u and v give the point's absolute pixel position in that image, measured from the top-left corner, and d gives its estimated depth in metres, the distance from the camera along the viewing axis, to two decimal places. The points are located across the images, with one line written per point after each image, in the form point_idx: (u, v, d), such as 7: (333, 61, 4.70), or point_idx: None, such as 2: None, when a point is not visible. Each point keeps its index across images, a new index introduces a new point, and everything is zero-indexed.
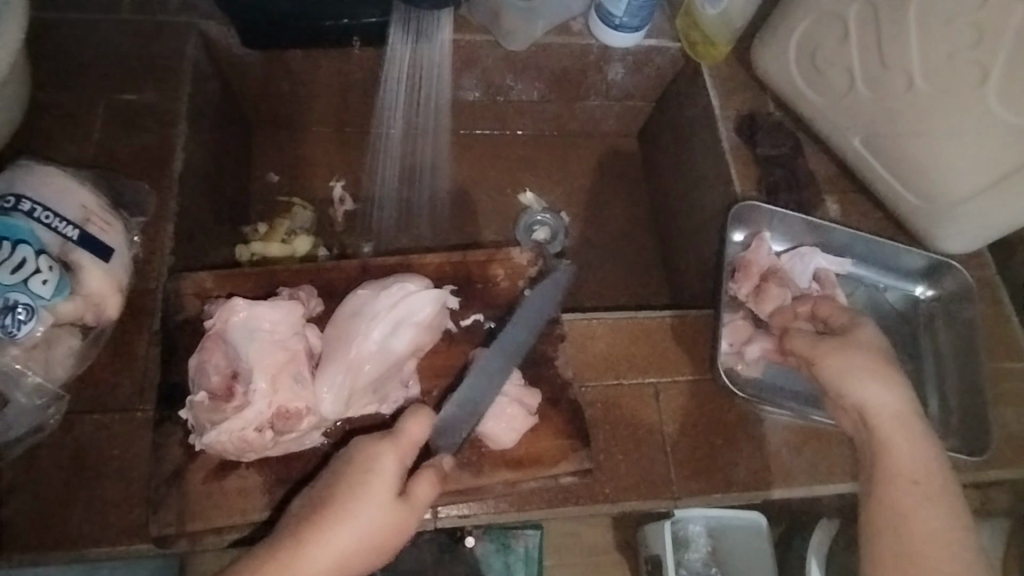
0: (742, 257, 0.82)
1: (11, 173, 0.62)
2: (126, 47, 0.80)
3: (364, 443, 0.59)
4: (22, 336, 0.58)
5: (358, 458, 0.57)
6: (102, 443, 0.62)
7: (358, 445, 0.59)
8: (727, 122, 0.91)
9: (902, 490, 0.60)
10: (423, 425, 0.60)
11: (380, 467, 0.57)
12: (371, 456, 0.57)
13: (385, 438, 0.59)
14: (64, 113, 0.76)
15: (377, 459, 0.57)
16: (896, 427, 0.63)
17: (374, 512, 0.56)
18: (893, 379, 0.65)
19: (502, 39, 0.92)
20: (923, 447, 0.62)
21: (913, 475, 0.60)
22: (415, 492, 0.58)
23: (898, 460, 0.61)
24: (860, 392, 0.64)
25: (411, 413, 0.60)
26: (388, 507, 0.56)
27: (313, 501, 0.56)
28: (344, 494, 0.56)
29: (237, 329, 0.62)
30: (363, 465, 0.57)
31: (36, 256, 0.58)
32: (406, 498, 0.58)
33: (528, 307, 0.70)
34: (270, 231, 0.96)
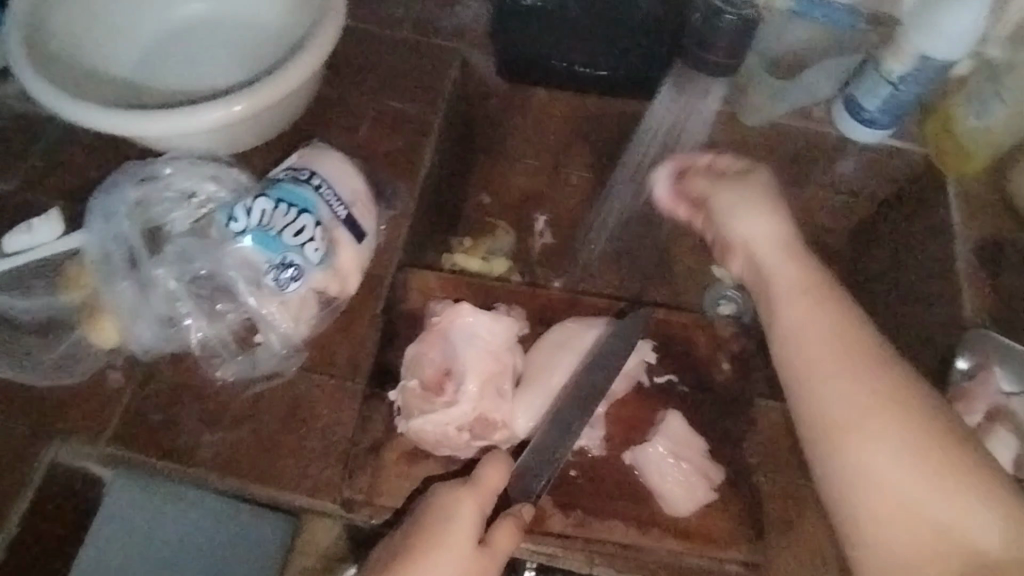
0: (967, 387, 0.76)
1: (310, 151, 0.71)
2: (406, 61, 0.90)
3: (442, 489, 0.60)
4: (288, 293, 0.66)
5: (433, 503, 0.59)
6: (315, 403, 0.67)
7: (436, 492, 0.60)
8: (969, 240, 0.85)
9: (833, 410, 0.53)
10: (500, 471, 0.61)
11: (457, 515, 0.58)
12: (449, 504, 0.58)
13: (464, 485, 0.60)
14: (345, 106, 0.85)
15: (455, 506, 0.58)
16: (832, 362, 0.55)
17: (451, 559, 0.56)
18: (773, 231, 0.65)
19: (742, 112, 0.98)
20: (863, 377, 0.53)
21: (853, 393, 0.53)
22: (496, 539, 0.58)
23: (848, 367, 0.54)
24: (797, 317, 0.58)
25: (489, 460, 0.61)
26: (469, 554, 0.57)
27: (396, 542, 0.58)
28: (422, 539, 0.57)
29: (458, 330, 0.66)
30: (441, 514, 0.58)
31: (313, 226, 0.65)
32: (485, 546, 0.58)
33: (602, 354, 0.68)
34: (472, 246, 0.95)
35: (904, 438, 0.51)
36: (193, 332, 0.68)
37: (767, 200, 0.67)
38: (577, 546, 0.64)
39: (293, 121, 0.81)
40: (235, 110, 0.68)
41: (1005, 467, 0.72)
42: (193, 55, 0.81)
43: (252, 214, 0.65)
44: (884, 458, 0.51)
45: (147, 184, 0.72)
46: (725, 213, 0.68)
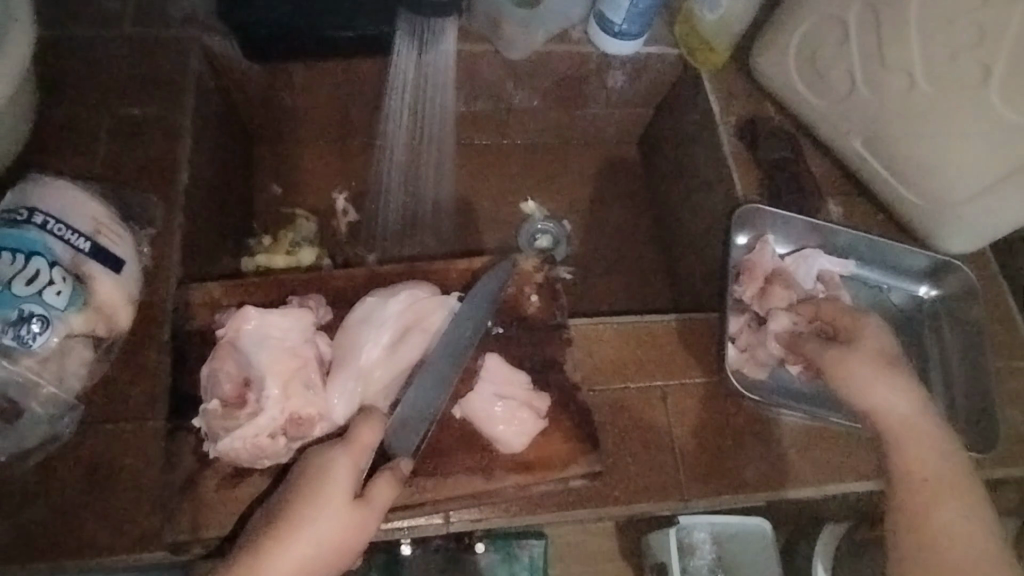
0: (746, 259, 0.83)
1: (25, 186, 0.63)
2: (129, 61, 0.81)
3: (316, 452, 0.59)
4: (36, 347, 0.58)
5: (308, 466, 0.58)
6: (115, 453, 0.62)
7: (313, 454, 0.59)
8: (728, 127, 0.92)
9: (893, 416, 0.63)
10: (375, 428, 0.60)
11: (331, 473, 0.57)
12: (324, 464, 0.58)
13: (337, 444, 0.59)
14: (71, 127, 0.77)
15: (330, 466, 0.58)
16: (926, 434, 0.62)
17: (328, 516, 0.56)
18: (885, 346, 0.67)
19: (502, 47, 0.94)
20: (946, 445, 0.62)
21: (939, 458, 0.61)
22: (373, 494, 0.58)
23: (919, 441, 0.62)
24: (875, 396, 0.64)
25: (363, 419, 0.61)
26: (343, 510, 0.57)
27: (273, 509, 0.57)
28: (298, 503, 0.56)
29: (249, 338, 0.63)
30: (314, 474, 0.58)
31: (49, 268, 0.59)
32: (361, 500, 0.58)
33: (469, 307, 0.69)
34: (275, 243, 0.97)
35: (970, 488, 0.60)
36: None
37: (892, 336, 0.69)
38: (428, 509, 0.65)
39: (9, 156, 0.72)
40: None
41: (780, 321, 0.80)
42: None
43: None
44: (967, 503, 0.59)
45: None
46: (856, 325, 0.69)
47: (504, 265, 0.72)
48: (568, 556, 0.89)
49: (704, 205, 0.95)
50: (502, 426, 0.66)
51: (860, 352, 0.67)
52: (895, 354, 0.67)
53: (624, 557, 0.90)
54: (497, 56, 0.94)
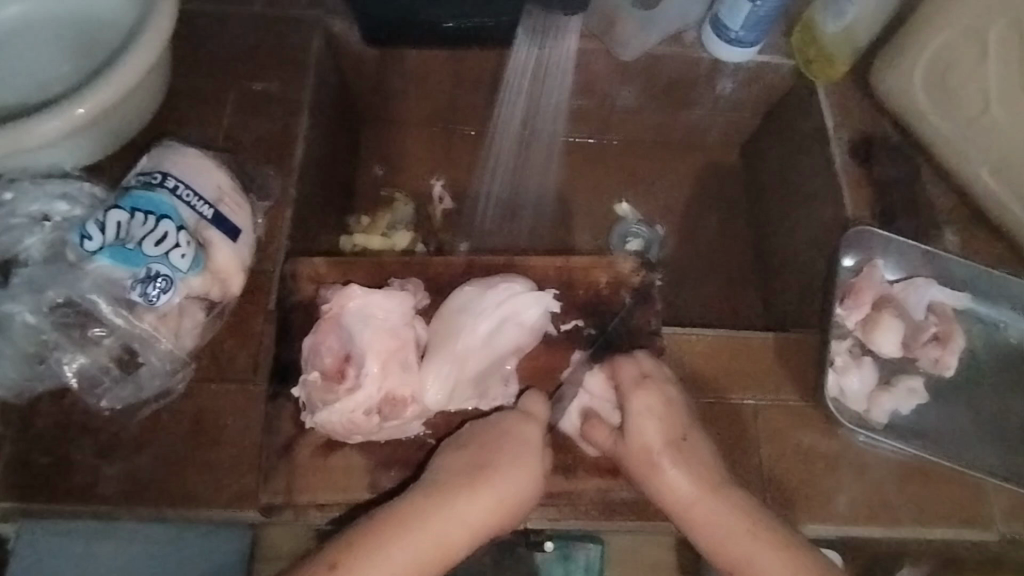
0: (853, 282, 0.79)
1: (159, 152, 0.67)
2: (253, 38, 0.84)
3: (506, 417, 0.64)
4: (160, 304, 0.62)
5: (495, 430, 0.63)
6: (218, 412, 0.65)
7: (502, 420, 0.64)
8: (841, 143, 0.88)
9: (673, 502, 0.63)
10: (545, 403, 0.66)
11: (529, 440, 0.63)
12: (520, 430, 0.63)
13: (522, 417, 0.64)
14: (199, 97, 0.80)
15: (525, 432, 0.63)
16: (694, 503, 0.62)
17: (522, 478, 0.61)
18: (664, 432, 0.64)
19: (614, 46, 0.93)
20: (729, 506, 0.61)
21: (719, 520, 0.61)
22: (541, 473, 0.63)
23: (702, 515, 0.62)
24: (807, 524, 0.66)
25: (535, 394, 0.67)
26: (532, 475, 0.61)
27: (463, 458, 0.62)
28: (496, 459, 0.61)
29: (352, 314, 0.65)
30: (506, 439, 0.62)
31: (177, 231, 0.62)
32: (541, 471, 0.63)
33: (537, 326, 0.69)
34: (372, 225, 0.99)
35: (745, 548, 0.60)
36: (66, 365, 0.63)
37: (666, 407, 0.65)
38: None
39: (143, 121, 0.76)
40: (75, 118, 0.63)
41: (884, 351, 0.76)
42: (12, 56, 0.73)
43: (107, 229, 0.61)
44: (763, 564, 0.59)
45: None
46: (628, 410, 0.65)
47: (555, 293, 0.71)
48: None
49: (806, 222, 0.92)
50: (574, 419, 0.67)
51: (631, 453, 0.64)
52: (684, 424, 0.65)
53: None
54: (608, 54, 0.94)
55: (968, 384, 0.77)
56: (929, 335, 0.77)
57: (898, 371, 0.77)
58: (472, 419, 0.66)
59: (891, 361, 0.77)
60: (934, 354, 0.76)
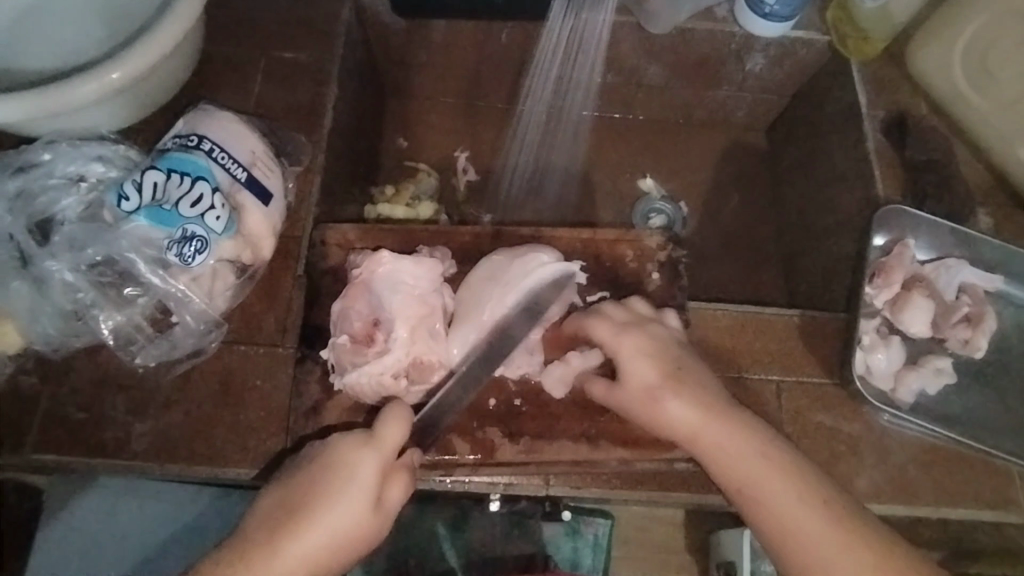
0: (883, 261, 0.77)
1: (194, 115, 0.67)
2: (284, 6, 0.84)
3: (341, 445, 0.56)
4: (195, 266, 0.63)
5: (336, 462, 0.55)
6: (246, 373, 0.66)
7: (337, 446, 0.56)
8: (873, 121, 0.86)
9: (688, 442, 0.60)
10: (400, 427, 0.58)
11: (354, 469, 0.55)
12: (350, 463, 0.55)
13: (365, 441, 0.57)
14: (231, 64, 0.80)
15: (347, 461, 0.56)
16: (714, 449, 0.59)
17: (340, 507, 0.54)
18: (664, 366, 0.62)
19: (644, 21, 0.91)
20: (751, 444, 0.59)
21: (740, 466, 0.58)
22: (389, 495, 0.56)
23: (722, 454, 0.59)
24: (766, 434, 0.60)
25: (388, 418, 0.58)
26: (361, 506, 0.54)
27: (282, 503, 0.54)
28: (320, 496, 0.54)
29: (381, 280, 0.65)
30: (340, 470, 0.55)
31: (212, 193, 0.62)
32: (381, 504, 0.56)
33: (558, 301, 0.69)
34: (397, 194, 0.99)
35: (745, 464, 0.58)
36: (102, 323, 0.65)
37: (651, 343, 0.63)
38: (531, 470, 0.65)
39: (176, 86, 0.76)
40: (109, 83, 0.63)
41: (913, 332, 0.75)
42: (48, 19, 0.73)
43: (143, 190, 0.62)
44: (777, 494, 0.56)
45: (27, 173, 0.66)
46: (619, 350, 0.63)
47: (577, 268, 0.70)
48: (632, 541, 0.88)
49: (834, 201, 0.91)
50: None
51: (631, 391, 0.62)
52: (675, 355, 0.63)
53: (691, 549, 0.88)
54: (638, 30, 0.93)
55: (996, 367, 0.76)
56: (961, 316, 0.75)
57: (926, 352, 0.76)
58: (497, 389, 0.67)
59: (918, 342, 0.76)
60: (963, 335, 0.75)
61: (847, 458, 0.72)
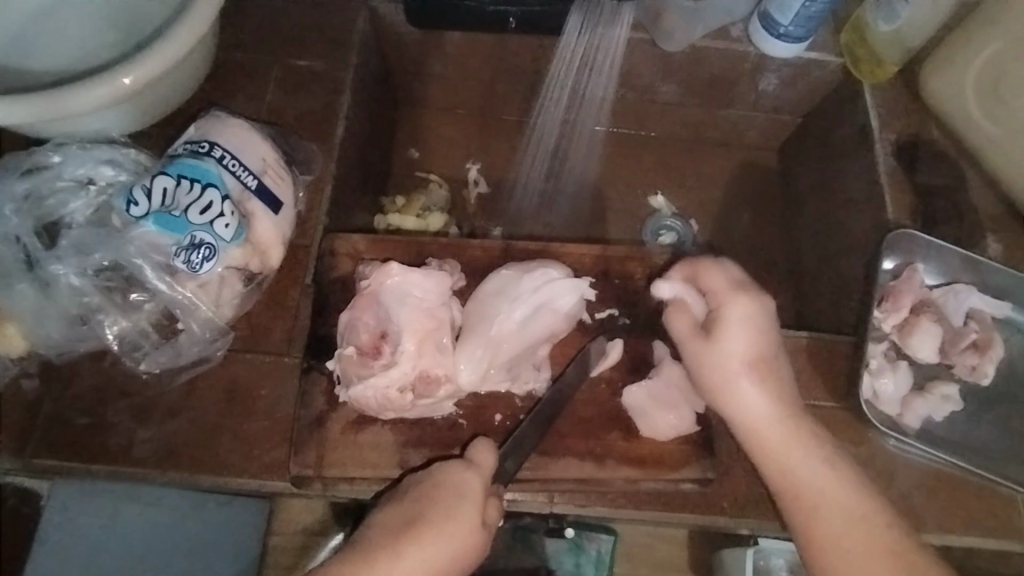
0: (892, 286, 0.77)
1: (206, 122, 0.67)
2: (299, 15, 0.84)
3: (445, 471, 0.60)
4: (202, 273, 0.63)
5: (448, 486, 0.58)
6: (251, 382, 0.66)
7: (443, 472, 0.60)
8: (885, 145, 0.86)
9: (758, 422, 0.61)
10: (491, 452, 0.62)
11: (465, 491, 0.58)
12: (457, 485, 0.58)
13: (467, 466, 0.60)
14: (245, 71, 0.81)
15: (459, 483, 0.59)
16: (784, 445, 0.60)
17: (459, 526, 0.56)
18: (761, 347, 0.62)
19: (658, 38, 0.91)
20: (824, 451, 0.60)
21: (807, 466, 0.60)
22: (489, 516, 0.59)
23: (795, 450, 0.60)
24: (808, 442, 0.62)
25: (479, 445, 0.62)
26: (474, 527, 0.57)
27: (399, 521, 0.56)
28: (437, 512, 0.56)
29: (389, 292, 0.65)
30: (451, 490, 0.58)
31: (222, 200, 0.62)
32: (484, 524, 0.58)
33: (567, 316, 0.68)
34: (408, 204, 1.00)
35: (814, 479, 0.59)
36: (107, 328, 0.65)
37: (763, 321, 0.62)
38: (536, 487, 0.65)
39: (189, 92, 0.76)
40: (121, 86, 0.63)
41: (920, 357, 0.75)
42: (63, 22, 0.74)
43: (152, 196, 0.62)
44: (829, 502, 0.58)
45: (35, 175, 0.66)
46: (726, 313, 0.62)
47: (586, 282, 0.69)
48: None
49: (845, 223, 0.90)
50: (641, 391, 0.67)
51: (713, 362, 0.62)
52: (776, 346, 0.62)
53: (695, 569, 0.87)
54: (652, 47, 0.93)
55: (1006, 395, 0.76)
56: (968, 342, 0.75)
57: (932, 377, 0.76)
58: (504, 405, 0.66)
59: (925, 366, 0.76)
60: (969, 361, 0.75)
61: None
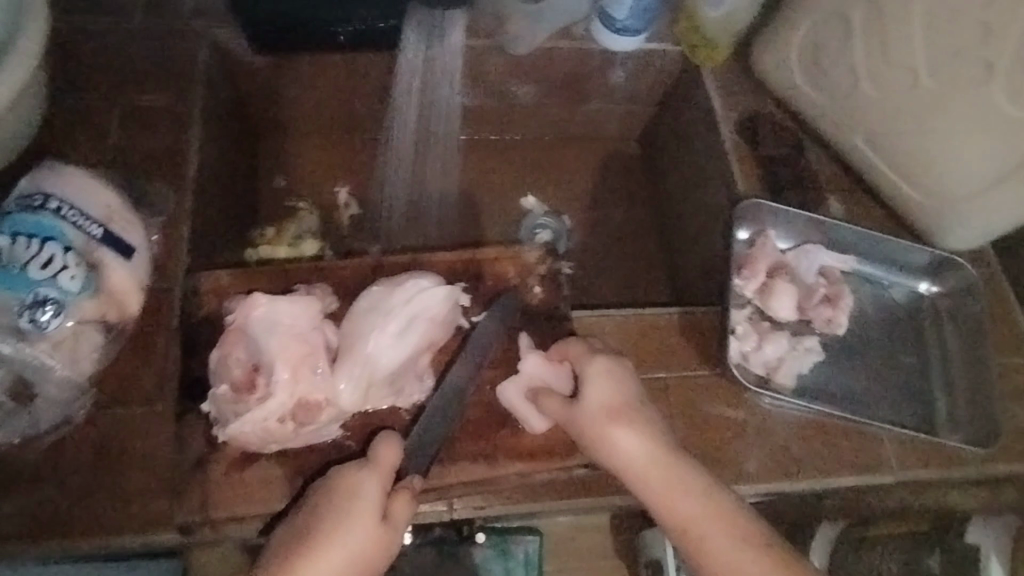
0: (748, 254, 0.83)
1: (39, 173, 0.64)
2: (137, 53, 0.82)
3: (342, 471, 0.60)
4: (51, 330, 0.60)
5: (344, 487, 0.59)
6: (123, 437, 0.64)
7: (340, 473, 0.60)
8: (729, 123, 0.92)
9: (634, 464, 0.63)
10: (394, 448, 0.61)
11: (360, 492, 0.59)
12: (351, 484, 0.59)
13: (363, 464, 0.60)
14: (81, 115, 0.77)
15: (356, 486, 0.59)
16: (662, 473, 0.62)
17: (352, 531, 0.57)
18: (620, 395, 0.65)
19: (506, 44, 0.95)
20: (688, 479, 0.62)
21: (683, 506, 0.61)
22: (394, 512, 0.59)
23: (654, 487, 0.62)
24: (615, 443, 0.63)
25: (383, 439, 0.62)
26: (368, 529, 0.58)
27: (295, 531, 0.58)
28: (326, 520, 0.58)
29: (259, 323, 0.64)
30: (344, 493, 0.59)
31: (64, 253, 0.60)
32: (384, 519, 0.59)
33: (434, 324, 0.69)
34: (278, 235, 0.96)
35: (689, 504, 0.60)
36: None
37: (620, 371, 0.66)
38: (430, 495, 0.66)
39: (21, 143, 0.73)
40: None
41: (782, 316, 0.81)
42: None
43: None
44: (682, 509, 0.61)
45: None
46: (585, 368, 0.66)
47: (452, 289, 0.70)
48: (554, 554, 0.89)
49: (702, 201, 0.96)
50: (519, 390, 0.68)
51: (590, 411, 0.64)
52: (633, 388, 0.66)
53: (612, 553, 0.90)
54: (501, 52, 0.96)
55: (857, 342, 0.83)
56: (820, 297, 0.82)
57: (797, 333, 0.81)
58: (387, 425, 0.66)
59: (787, 325, 0.81)
60: (826, 314, 0.81)
61: (736, 441, 0.76)
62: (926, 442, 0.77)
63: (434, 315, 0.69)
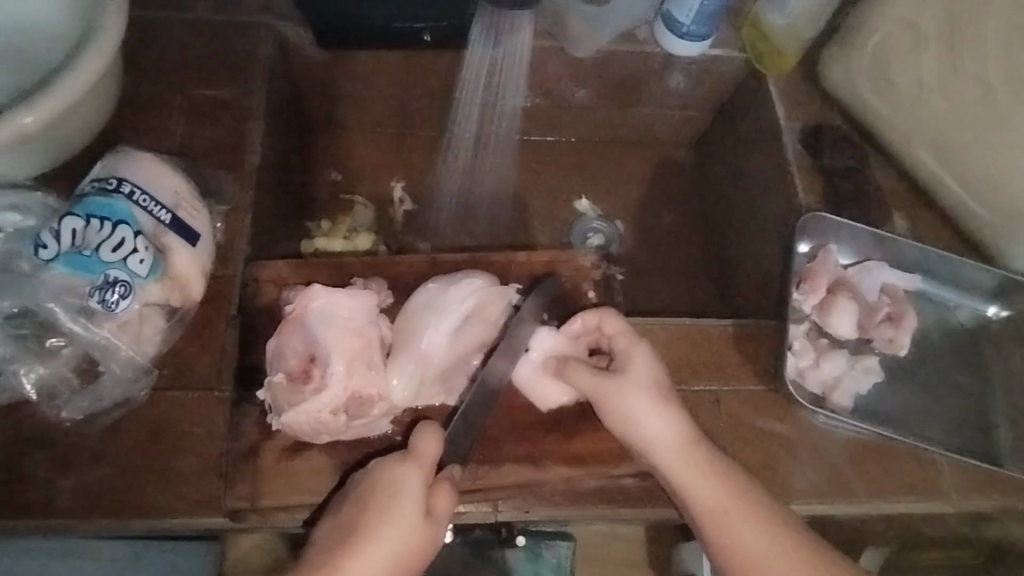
0: (808, 268, 0.80)
1: (112, 158, 0.66)
2: (205, 45, 0.83)
3: (385, 466, 0.60)
4: (120, 312, 0.62)
5: (387, 482, 0.59)
6: (178, 420, 0.65)
7: (382, 468, 0.60)
8: (792, 132, 0.90)
9: (660, 442, 0.63)
10: (435, 441, 0.61)
11: (404, 488, 0.58)
12: (395, 480, 0.59)
13: (405, 458, 0.60)
14: (150, 104, 0.79)
15: (399, 482, 0.59)
16: (687, 450, 0.63)
17: (397, 527, 0.57)
18: (660, 376, 0.65)
19: (567, 45, 0.94)
20: (710, 465, 0.63)
21: (712, 486, 0.62)
22: (437, 507, 0.59)
23: (687, 473, 0.62)
24: (648, 419, 0.64)
25: (422, 431, 0.61)
26: (412, 525, 0.58)
27: (338, 526, 0.58)
28: (370, 515, 0.57)
29: (316, 315, 0.65)
30: (388, 489, 0.58)
31: (134, 236, 0.61)
32: (428, 514, 0.59)
33: (488, 324, 0.69)
34: (334, 227, 0.99)
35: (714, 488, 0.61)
36: (23, 377, 0.62)
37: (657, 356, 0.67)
38: (477, 496, 0.65)
39: (94, 130, 0.75)
40: (19, 127, 0.61)
41: (840, 334, 0.79)
42: None
43: (61, 237, 0.61)
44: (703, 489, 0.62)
45: None
46: (623, 353, 0.66)
47: (507, 291, 0.70)
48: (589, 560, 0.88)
49: (759, 212, 0.94)
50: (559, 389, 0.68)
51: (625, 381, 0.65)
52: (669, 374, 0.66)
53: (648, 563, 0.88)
54: (562, 54, 0.95)
55: (918, 364, 0.80)
56: (883, 315, 0.79)
57: (856, 352, 0.79)
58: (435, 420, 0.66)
59: (846, 342, 0.79)
60: (887, 334, 0.78)
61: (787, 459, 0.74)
62: (986, 471, 0.74)
63: (489, 315, 0.69)
